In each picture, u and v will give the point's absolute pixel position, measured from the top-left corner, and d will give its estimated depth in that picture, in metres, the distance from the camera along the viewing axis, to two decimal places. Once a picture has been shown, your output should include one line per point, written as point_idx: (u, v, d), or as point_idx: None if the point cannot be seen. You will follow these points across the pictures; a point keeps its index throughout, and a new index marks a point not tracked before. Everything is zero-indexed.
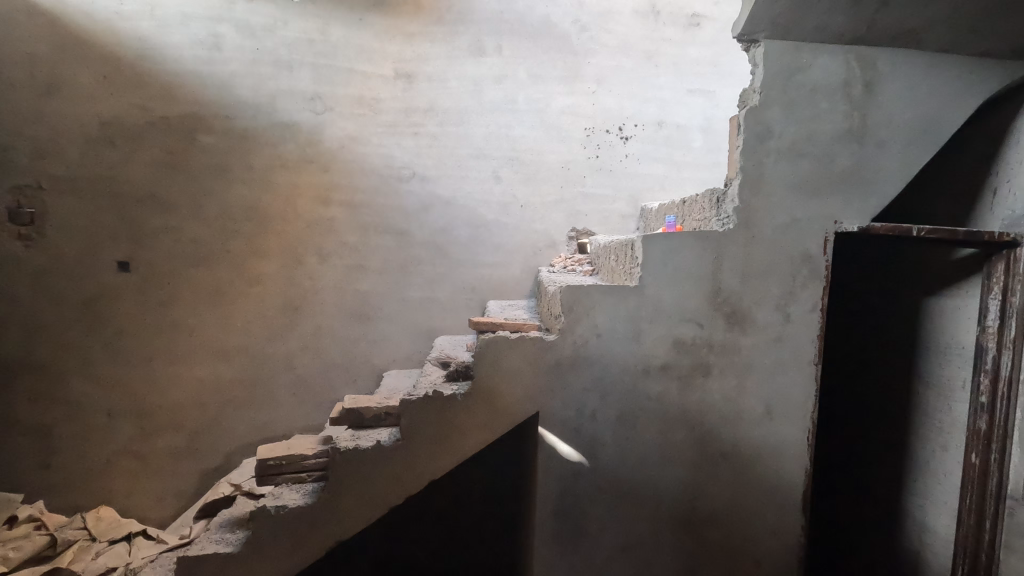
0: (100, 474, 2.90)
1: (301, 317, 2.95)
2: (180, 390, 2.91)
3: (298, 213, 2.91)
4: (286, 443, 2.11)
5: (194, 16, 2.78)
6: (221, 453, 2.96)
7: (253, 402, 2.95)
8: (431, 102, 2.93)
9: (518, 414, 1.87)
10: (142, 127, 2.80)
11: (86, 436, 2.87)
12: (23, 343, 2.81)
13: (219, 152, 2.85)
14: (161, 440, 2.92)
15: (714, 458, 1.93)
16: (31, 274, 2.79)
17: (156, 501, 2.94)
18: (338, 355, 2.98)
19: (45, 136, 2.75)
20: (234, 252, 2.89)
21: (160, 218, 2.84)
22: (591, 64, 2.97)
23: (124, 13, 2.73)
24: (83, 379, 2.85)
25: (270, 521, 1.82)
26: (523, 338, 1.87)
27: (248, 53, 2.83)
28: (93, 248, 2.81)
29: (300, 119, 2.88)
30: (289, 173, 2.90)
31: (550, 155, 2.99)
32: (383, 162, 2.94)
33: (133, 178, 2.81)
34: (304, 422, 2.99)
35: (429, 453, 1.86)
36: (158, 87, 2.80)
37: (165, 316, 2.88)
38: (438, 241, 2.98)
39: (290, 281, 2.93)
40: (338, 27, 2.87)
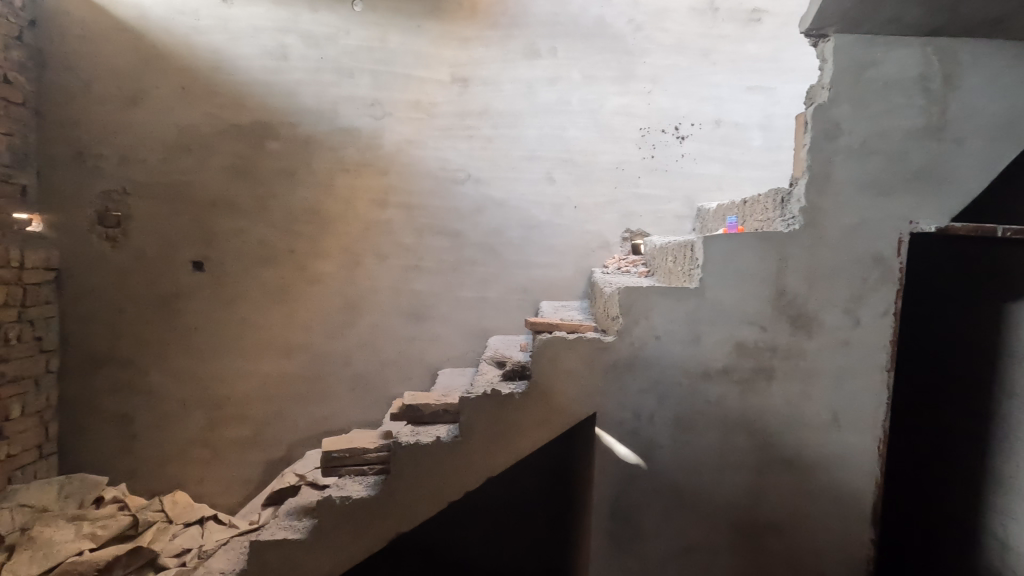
0: (175, 461, 3.09)
1: (360, 315, 3.05)
2: (247, 383, 3.07)
3: (358, 215, 3.01)
4: (349, 436, 2.19)
5: (263, 28, 2.93)
6: (284, 445, 3.10)
7: (314, 397, 3.08)
8: (485, 105, 2.98)
9: (575, 414, 1.89)
10: (216, 134, 2.97)
11: (163, 424, 3.07)
12: (109, 337, 3.03)
13: (285, 157, 2.99)
14: (230, 431, 3.08)
15: (777, 465, 1.88)
16: (116, 273, 3.00)
17: (224, 489, 3.10)
18: (394, 353, 3.06)
19: (129, 145, 2.96)
20: (298, 253, 3.02)
21: (231, 220, 3.00)
22: (646, 64, 2.95)
23: (201, 28, 2.92)
24: (161, 372, 3.04)
25: (334, 511, 1.90)
26: (580, 339, 1.88)
27: (312, 63, 2.96)
28: (170, 249, 3.00)
29: (361, 124, 2.98)
30: (349, 176, 3.00)
31: (603, 155, 2.98)
32: (439, 164, 3.00)
33: (207, 183, 2.99)
34: (362, 417, 3.09)
35: (486, 450, 1.90)
36: (229, 96, 2.96)
37: (234, 313, 3.04)
38: (492, 242, 3.03)
39: (349, 280, 3.03)
40: (397, 34, 2.96)
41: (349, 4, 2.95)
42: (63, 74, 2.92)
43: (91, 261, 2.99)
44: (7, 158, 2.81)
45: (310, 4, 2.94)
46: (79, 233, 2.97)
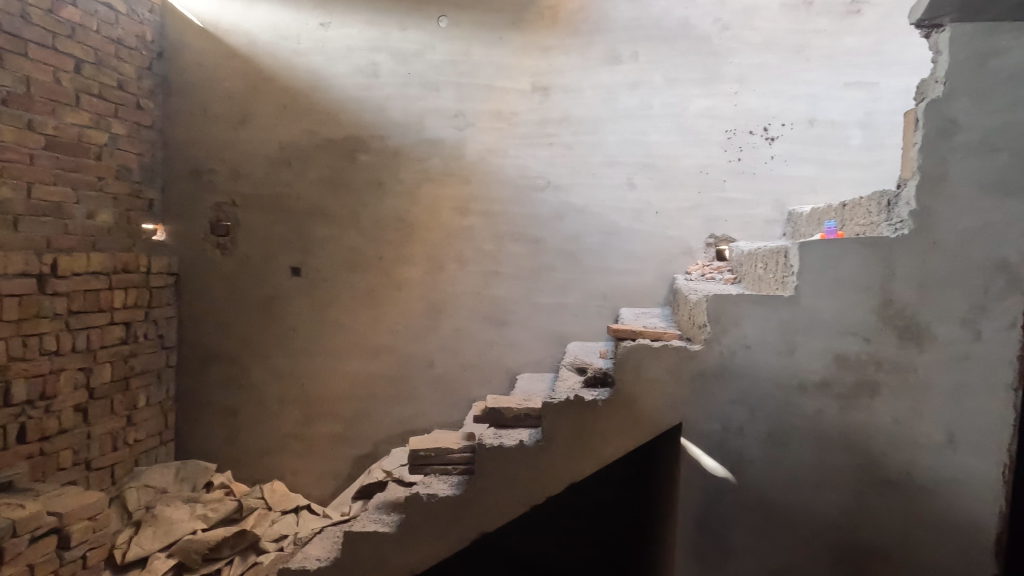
0: (273, 452, 3.32)
1: (442, 320, 3.15)
2: (338, 382, 3.25)
3: (441, 223, 3.13)
4: (434, 436, 2.27)
5: (357, 48, 3.13)
6: (371, 442, 3.25)
7: (398, 397, 3.21)
8: (566, 113, 3.00)
9: (659, 423, 1.86)
10: (313, 149, 3.19)
11: (263, 418, 3.31)
12: (219, 336, 3.32)
13: (375, 168, 3.15)
14: (321, 427, 3.27)
15: (882, 486, 1.75)
16: (225, 278, 3.29)
17: (316, 481, 3.29)
18: (474, 357, 3.14)
19: (238, 160, 3.24)
20: (385, 259, 3.18)
21: (325, 228, 3.20)
22: (732, 64, 2.85)
23: (301, 51, 3.16)
24: (262, 368, 3.29)
25: (421, 507, 1.97)
26: (665, 347, 1.86)
27: (400, 78, 3.11)
28: (272, 255, 3.25)
29: (445, 135, 3.09)
30: (433, 185, 3.12)
31: (686, 159, 2.92)
32: (519, 172, 3.06)
33: (304, 194, 3.21)
34: (443, 418, 3.18)
35: (569, 456, 1.91)
36: (325, 113, 3.17)
37: (327, 315, 3.23)
38: (571, 248, 3.04)
39: (433, 286, 3.15)
40: (480, 46, 3.05)
41: (435, 20, 3.08)
42: (185, 98, 3.25)
43: (204, 267, 3.30)
44: (138, 175, 3.16)
45: (399, 22, 3.10)
46: (195, 241, 3.29)
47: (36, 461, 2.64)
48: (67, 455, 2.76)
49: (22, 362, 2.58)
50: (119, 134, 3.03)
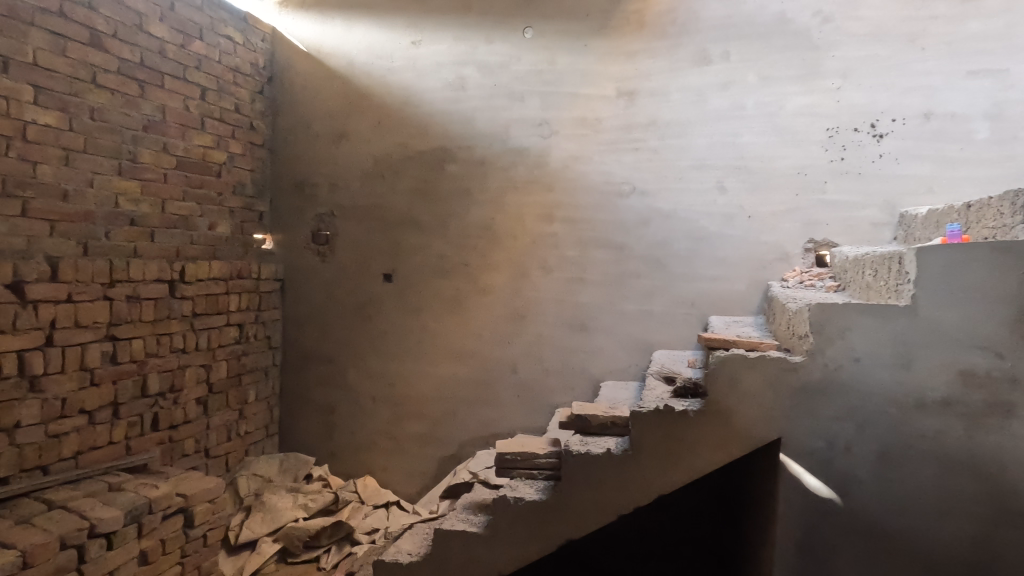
0: (365, 449, 3.50)
1: (525, 325, 3.19)
2: (425, 384, 3.38)
3: (525, 231, 3.17)
4: (520, 440, 2.30)
5: (446, 63, 3.26)
6: (456, 443, 3.34)
7: (483, 400, 3.28)
8: (652, 117, 2.96)
9: (757, 438, 1.79)
10: (404, 161, 3.35)
11: (357, 416, 3.50)
12: (318, 337, 3.55)
13: (462, 178, 3.26)
14: (410, 427, 3.41)
15: (1017, 517, 1.60)
16: (324, 283, 3.52)
17: (404, 478, 3.43)
18: (557, 363, 3.15)
19: (337, 174, 3.47)
20: (471, 266, 3.27)
21: (415, 237, 3.35)
22: (834, 58, 2.68)
23: (395, 69, 3.35)
24: (356, 369, 3.49)
25: (508, 510, 2.00)
26: (762, 358, 1.78)
27: (487, 90, 3.20)
28: (366, 262, 3.44)
29: (530, 144, 3.14)
30: (518, 193, 3.18)
31: (782, 160, 2.78)
32: (604, 178, 3.04)
33: (396, 204, 3.38)
34: (526, 423, 3.21)
35: (659, 466, 1.87)
36: (416, 126, 3.32)
37: (416, 319, 3.37)
38: (657, 255, 2.97)
39: (517, 292, 3.20)
40: (565, 55, 3.08)
41: (521, 31, 3.14)
42: (291, 118, 3.53)
43: (307, 273, 3.55)
44: (250, 190, 3.46)
45: (486, 36, 3.20)
46: (299, 249, 3.55)
47: (166, 447, 2.92)
48: (190, 443, 3.05)
49: (156, 358, 2.84)
50: (235, 153, 3.33)
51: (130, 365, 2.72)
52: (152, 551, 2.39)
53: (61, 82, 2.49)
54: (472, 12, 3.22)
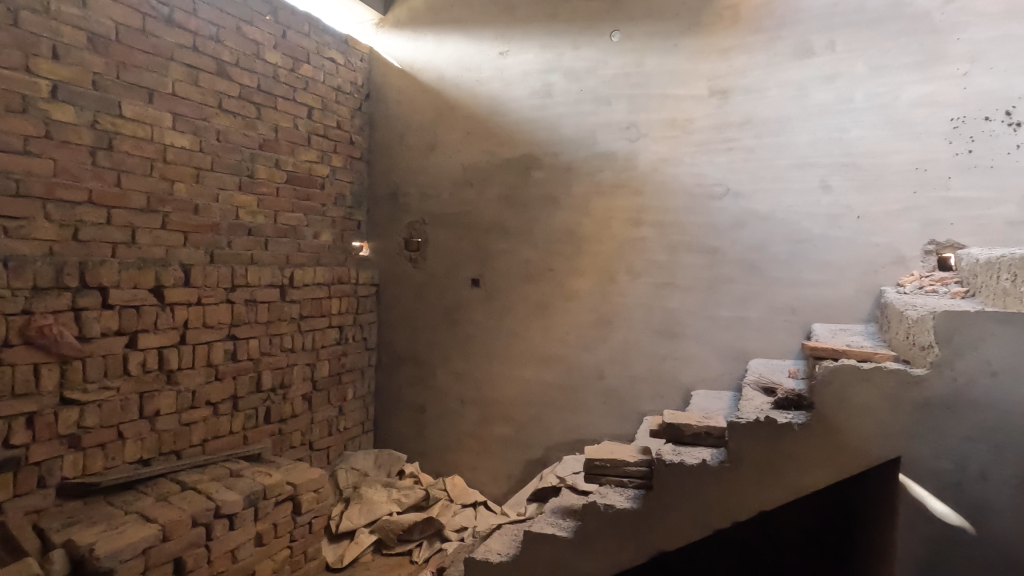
0: (454, 449, 3.60)
1: (613, 331, 3.16)
2: (511, 387, 3.43)
3: (612, 236, 3.14)
4: (608, 447, 2.27)
5: (533, 71, 3.31)
6: (542, 447, 3.36)
7: (569, 405, 3.28)
8: (748, 115, 2.83)
9: (873, 456, 1.67)
10: (492, 169, 3.44)
11: (446, 416, 3.62)
12: (410, 340, 3.71)
13: (549, 184, 3.29)
14: (496, 429, 3.47)
15: None
16: (415, 288, 3.68)
17: (491, 479, 3.49)
18: (645, 370, 3.08)
19: (428, 183, 3.62)
20: (557, 271, 3.28)
21: (502, 242, 3.42)
22: (960, 41, 2.44)
23: (483, 81, 3.45)
24: (446, 371, 3.61)
25: (599, 517, 1.99)
26: (879, 369, 1.66)
27: (573, 96, 3.21)
28: (455, 268, 3.56)
29: (617, 148, 3.11)
30: (605, 198, 3.15)
31: (897, 154, 2.56)
32: (695, 180, 2.95)
33: (484, 211, 3.47)
34: (614, 430, 3.17)
35: (760, 481, 1.79)
36: (504, 135, 3.40)
37: (503, 323, 3.44)
38: (753, 259, 2.84)
39: (603, 297, 3.17)
40: (653, 56, 3.03)
41: (608, 35, 3.13)
42: (386, 132, 3.74)
43: (400, 278, 3.73)
44: (350, 201, 3.69)
45: (573, 42, 3.22)
46: (393, 256, 3.74)
47: (276, 439, 3.18)
48: (297, 436, 3.29)
49: (269, 357, 3.10)
50: (337, 167, 3.57)
51: (247, 362, 2.99)
52: (265, 534, 2.60)
53: (194, 109, 2.77)
54: (560, 20, 3.25)
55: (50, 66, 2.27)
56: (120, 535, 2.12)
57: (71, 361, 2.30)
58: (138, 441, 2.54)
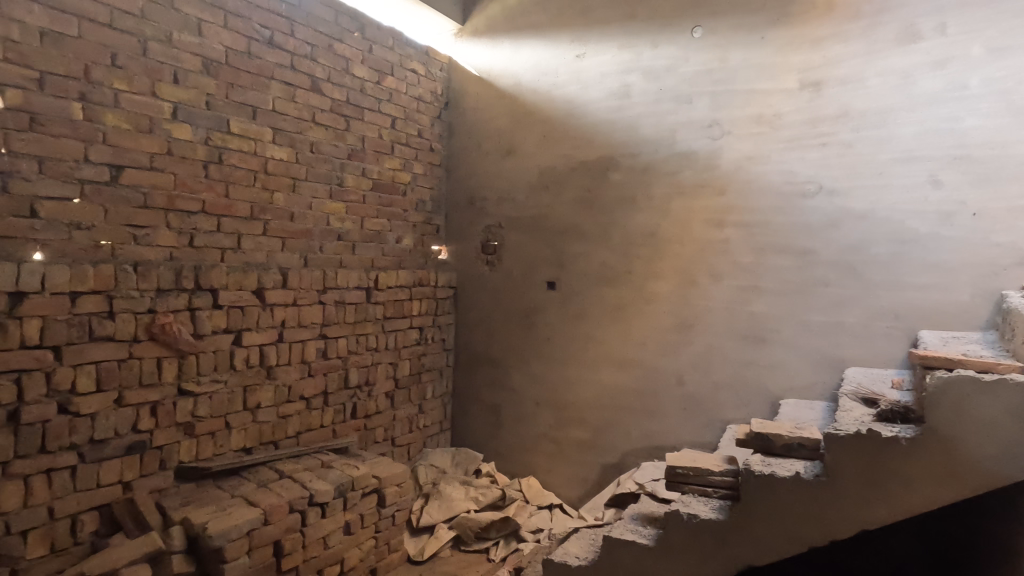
0: (529, 451, 3.63)
1: (693, 335, 3.06)
2: (587, 391, 3.40)
3: (693, 237, 3.05)
4: (691, 455, 2.20)
5: (610, 73, 3.29)
6: (618, 452, 3.31)
7: (646, 411, 3.21)
8: (843, 108, 2.66)
9: (997, 476, 1.56)
10: (568, 172, 3.44)
11: (522, 418, 3.65)
12: (486, 341, 3.78)
13: (626, 186, 3.24)
14: (572, 432, 3.46)
15: None
16: (492, 291, 3.74)
17: (567, 482, 3.49)
18: (729, 377, 2.96)
19: (505, 188, 3.68)
20: (635, 274, 3.23)
21: (578, 245, 3.41)
22: None
23: (559, 84, 3.46)
24: (521, 372, 3.64)
25: (681, 527, 1.93)
26: (1001, 381, 1.54)
27: (652, 96, 3.16)
28: (530, 271, 3.59)
29: (699, 147, 3.02)
30: (685, 199, 3.07)
31: (1020, 145, 2.32)
32: (784, 178, 2.81)
33: (560, 215, 3.48)
34: (694, 438, 3.07)
35: (863, 498, 1.69)
36: (581, 137, 3.39)
37: (579, 326, 3.42)
38: (849, 261, 2.66)
39: (684, 301, 3.09)
40: (738, 50, 2.92)
41: (689, 31, 3.06)
42: (464, 138, 3.84)
43: (477, 281, 3.81)
44: (429, 206, 3.82)
45: (652, 40, 3.16)
46: (470, 259, 3.84)
47: (362, 433, 3.34)
48: (380, 432, 3.45)
49: (355, 355, 3.27)
50: (418, 174, 3.71)
51: (336, 361, 3.17)
52: (353, 524, 2.74)
53: (291, 123, 2.98)
54: (638, 19, 3.21)
55: (172, 89, 2.51)
56: (229, 516, 2.30)
57: (187, 356, 2.53)
58: (242, 430, 2.76)
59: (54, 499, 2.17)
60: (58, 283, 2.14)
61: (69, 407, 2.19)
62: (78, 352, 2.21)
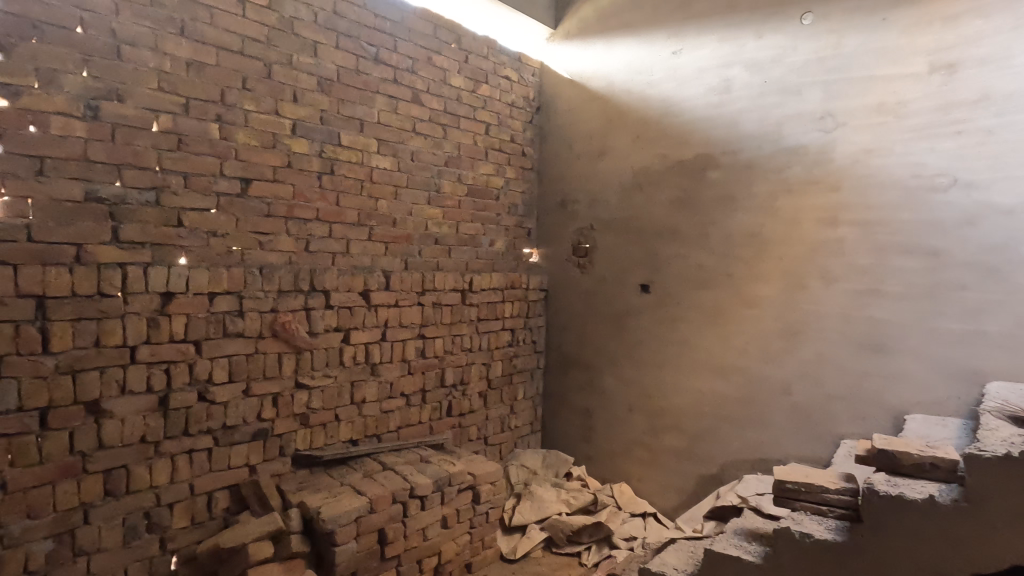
0: (621, 456, 3.57)
1: (802, 342, 2.87)
2: (683, 397, 3.29)
3: (802, 237, 2.86)
4: (803, 470, 2.06)
5: (709, 68, 3.17)
6: (717, 463, 3.17)
7: (748, 421, 3.05)
8: (983, 91, 2.39)
9: None
10: (664, 172, 3.35)
11: (614, 422, 3.60)
12: (577, 344, 3.77)
13: (727, 185, 3.10)
14: (666, 439, 3.36)
15: None
16: (584, 294, 3.72)
17: (661, 491, 3.39)
18: (843, 388, 2.75)
19: (597, 190, 3.65)
20: (736, 276, 3.08)
21: (674, 247, 3.31)
22: None
23: (654, 82, 3.39)
24: (613, 376, 3.59)
25: (792, 545, 1.82)
26: None
27: (756, 89, 3.00)
28: (624, 273, 3.53)
29: (809, 141, 2.83)
30: (793, 197, 2.89)
31: None
32: (910, 171, 2.56)
33: (655, 217, 3.39)
34: (803, 452, 2.87)
35: (1013, 531, 1.53)
36: (677, 136, 3.29)
37: (675, 330, 3.32)
38: (991, 262, 2.39)
39: (791, 305, 2.90)
40: (855, 35, 2.71)
41: (798, 18, 2.88)
42: (555, 142, 3.86)
43: (568, 284, 3.81)
44: (521, 210, 3.87)
45: (756, 31, 3.01)
46: (561, 262, 3.84)
47: (456, 431, 3.45)
48: (474, 430, 3.54)
49: (451, 355, 3.39)
50: (511, 178, 3.78)
51: (433, 360, 3.30)
52: (449, 518, 2.83)
53: (394, 134, 3.14)
54: (740, 9, 3.07)
55: (292, 107, 2.74)
56: (339, 503, 2.47)
57: (303, 352, 2.75)
58: (350, 423, 2.94)
59: (194, 476, 2.43)
60: (199, 284, 2.41)
61: (207, 395, 2.45)
62: (214, 346, 2.46)
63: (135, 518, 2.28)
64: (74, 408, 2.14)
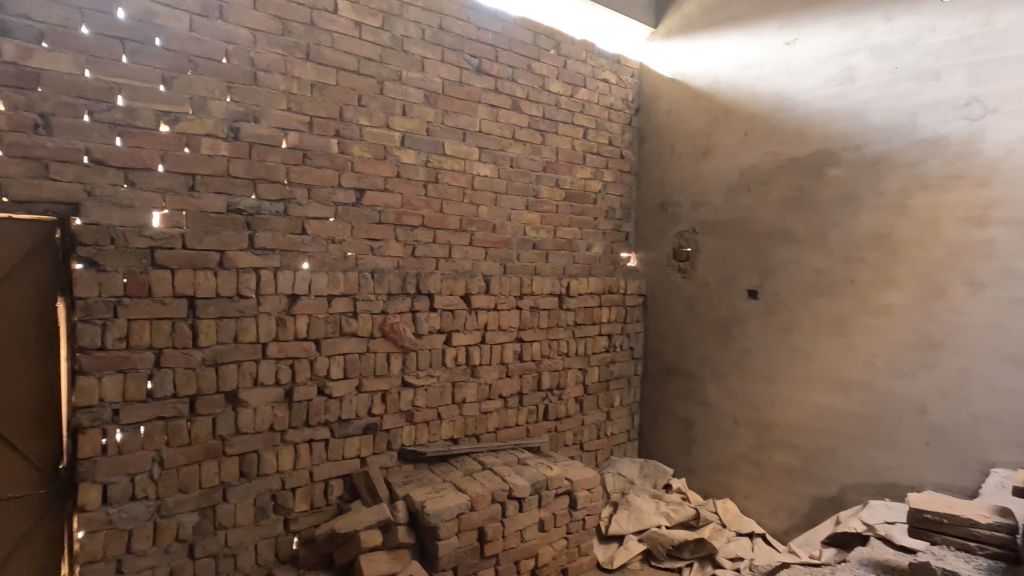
0: (725, 471, 3.39)
1: (942, 356, 2.57)
2: (797, 411, 3.06)
3: (942, 238, 2.57)
4: None
5: (828, 56, 2.94)
6: (837, 485, 2.91)
7: (874, 441, 2.77)
8: None
9: None
10: (775, 170, 3.15)
11: (717, 435, 3.42)
12: (678, 351, 3.64)
13: (849, 182, 2.86)
14: (777, 456, 3.15)
15: None
16: (685, 300, 3.58)
17: (771, 511, 3.18)
18: (994, 409, 2.43)
19: (700, 191, 3.51)
20: (860, 282, 2.82)
21: (787, 250, 3.10)
22: None
23: (764, 76, 3.20)
24: (717, 386, 3.42)
25: None
26: None
27: (884, 76, 2.74)
28: (729, 278, 3.36)
29: (950, 131, 2.54)
30: (930, 194, 2.60)
31: None
32: None
33: (764, 218, 3.20)
34: (943, 479, 2.57)
35: None
36: (791, 131, 3.08)
37: (788, 340, 3.10)
38: None
39: (928, 314, 2.61)
40: (1010, 9, 2.40)
41: None
42: (655, 143, 3.76)
43: (668, 289, 3.69)
44: (619, 213, 3.80)
45: (885, 13, 2.75)
46: (660, 266, 3.73)
47: (553, 435, 3.46)
48: (570, 435, 3.53)
49: (549, 360, 3.40)
50: (609, 181, 3.73)
51: (531, 363, 3.33)
52: (547, 521, 2.84)
53: (495, 141, 3.22)
54: None
55: (401, 121, 2.90)
56: (443, 498, 2.57)
57: (409, 352, 2.89)
58: (451, 422, 3.05)
59: (313, 464, 2.64)
60: (320, 287, 2.61)
61: (325, 390, 2.65)
62: (331, 344, 2.66)
63: (264, 499, 2.51)
64: (216, 397, 2.40)
